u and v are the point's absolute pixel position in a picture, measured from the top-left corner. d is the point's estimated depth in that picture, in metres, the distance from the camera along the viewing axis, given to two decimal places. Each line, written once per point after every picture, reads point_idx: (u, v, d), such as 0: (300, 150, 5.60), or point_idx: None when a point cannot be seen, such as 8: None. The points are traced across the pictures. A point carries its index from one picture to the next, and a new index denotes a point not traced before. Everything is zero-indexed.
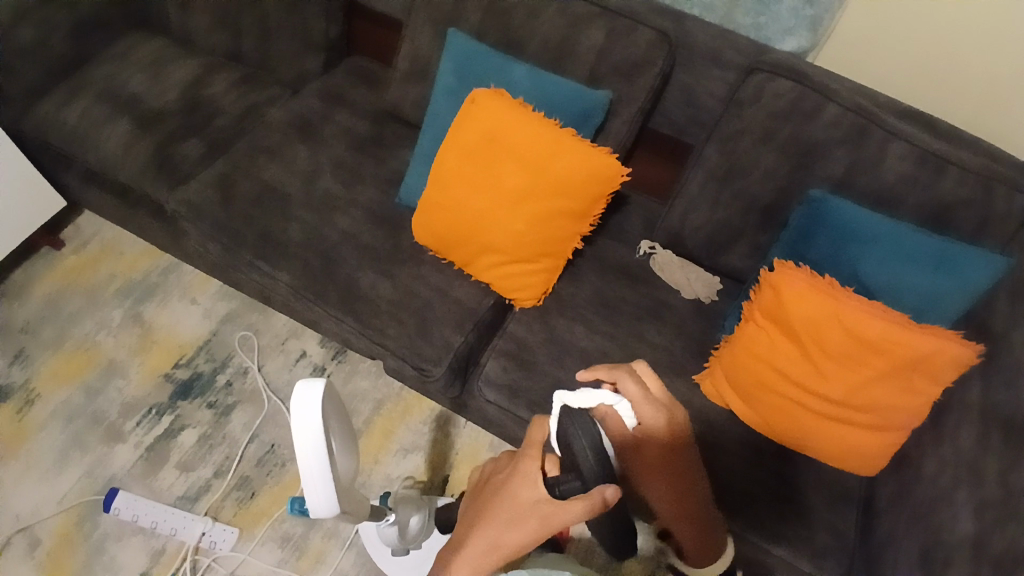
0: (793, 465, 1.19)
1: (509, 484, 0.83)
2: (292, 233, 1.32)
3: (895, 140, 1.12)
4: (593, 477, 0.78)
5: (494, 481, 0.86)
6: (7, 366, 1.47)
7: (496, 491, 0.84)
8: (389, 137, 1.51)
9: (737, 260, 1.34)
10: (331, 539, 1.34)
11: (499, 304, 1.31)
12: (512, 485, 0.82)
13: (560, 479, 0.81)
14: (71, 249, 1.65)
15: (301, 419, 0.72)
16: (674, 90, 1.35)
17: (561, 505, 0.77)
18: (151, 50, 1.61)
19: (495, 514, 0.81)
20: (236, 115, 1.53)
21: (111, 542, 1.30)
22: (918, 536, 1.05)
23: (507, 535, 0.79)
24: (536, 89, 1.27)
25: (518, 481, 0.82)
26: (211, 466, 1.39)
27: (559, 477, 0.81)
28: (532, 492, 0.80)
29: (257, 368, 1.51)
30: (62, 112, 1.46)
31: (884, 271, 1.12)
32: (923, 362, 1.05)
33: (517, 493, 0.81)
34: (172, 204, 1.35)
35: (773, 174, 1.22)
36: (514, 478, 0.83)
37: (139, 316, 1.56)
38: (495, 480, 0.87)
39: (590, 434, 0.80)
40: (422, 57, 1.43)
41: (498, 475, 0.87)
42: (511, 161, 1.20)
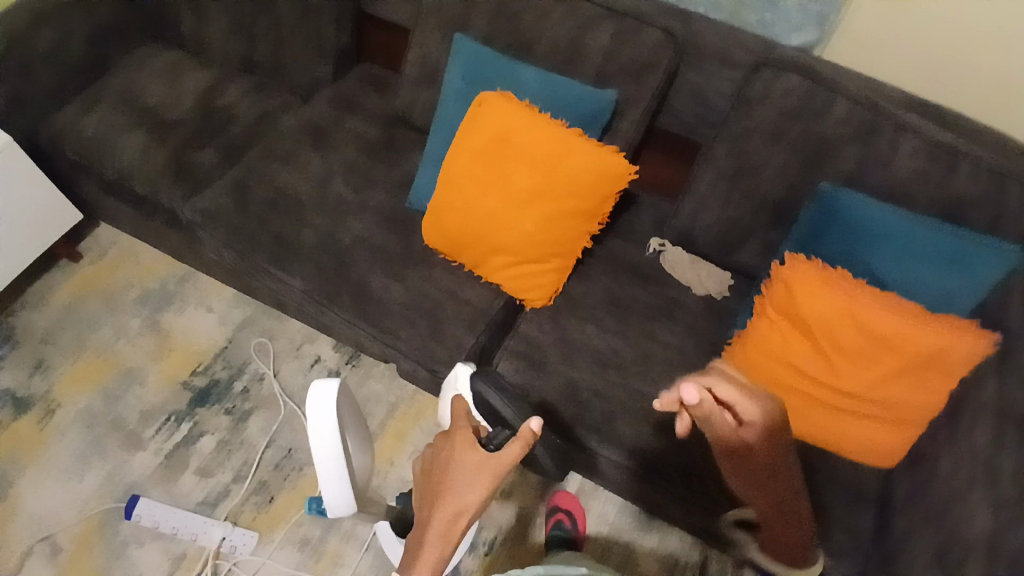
0: (808, 462, 1.18)
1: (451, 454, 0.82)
2: (305, 238, 1.34)
3: (906, 134, 1.12)
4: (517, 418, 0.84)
5: (432, 463, 0.85)
6: (29, 375, 1.49)
7: (443, 467, 0.82)
8: (399, 142, 1.52)
9: (748, 257, 1.34)
10: (347, 541, 1.35)
11: (510, 305, 1.32)
12: (453, 456, 0.82)
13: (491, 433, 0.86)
14: (90, 258, 1.67)
15: (317, 418, 0.74)
16: (682, 89, 1.35)
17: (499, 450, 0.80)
18: (166, 61, 1.64)
19: (449, 486, 0.79)
20: (249, 123, 1.55)
21: (133, 547, 1.32)
22: (935, 533, 1.04)
23: (467, 498, 0.78)
24: (543, 90, 1.28)
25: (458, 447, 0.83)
26: (229, 472, 1.41)
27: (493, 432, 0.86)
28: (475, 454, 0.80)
29: (273, 374, 1.53)
30: (80, 123, 1.49)
31: (897, 265, 1.12)
32: (937, 356, 1.05)
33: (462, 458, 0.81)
34: (188, 213, 1.38)
35: (783, 169, 1.22)
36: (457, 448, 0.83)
37: (157, 323, 1.58)
38: (432, 463, 0.85)
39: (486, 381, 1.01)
40: (431, 63, 1.45)
41: (430, 459, 0.86)
42: (520, 164, 1.21)
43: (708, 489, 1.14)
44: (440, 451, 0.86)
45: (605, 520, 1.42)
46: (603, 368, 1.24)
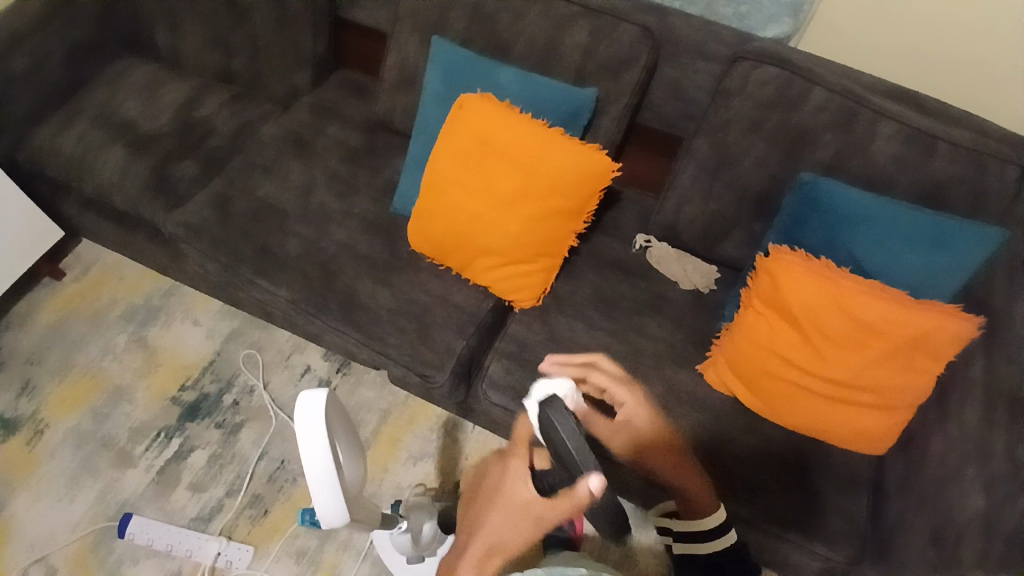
0: (800, 450, 1.19)
1: (501, 486, 0.86)
2: (289, 248, 1.33)
3: (883, 121, 1.13)
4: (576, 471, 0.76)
5: (487, 489, 0.89)
6: (15, 398, 1.47)
7: (493, 496, 0.87)
8: (381, 147, 1.51)
9: (733, 249, 1.35)
10: (345, 550, 1.34)
11: (498, 307, 1.32)
12: (505, 487, 0.85)
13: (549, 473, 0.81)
14: (72, 277, 1.65)
15: (307, 430, 0.73)
16: (661, 85, 1.36)
17: (548, 503, 0.80)
18: (141, 75, 1.63)
19: (490, 521, 0.84)
20: (229, 135, 1.54)
21: (127, 567, 1.30)
22: (928, 515, 1.05)
23: (508, 535, 0.82)
24: (523, 91, 1.28)
25: (509, 479, 0.85)
26: (222, 486, 1.40)
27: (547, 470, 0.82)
28: (523, 492, 0.83)
29: (263, 386, 1.52)
30: (57, 141, 1.47)
31: (879, 251, 1.13)
32: (923, 340, 1.06)
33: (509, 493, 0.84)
34: (170, 227, 1.36)
35: (764, 161, 1.22)
36: (508, 481, 0.86)
37: (143, 339, 1.57)
38: (488, 484, 0.90)
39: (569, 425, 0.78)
40: (410, 68, 1.44)
41: (490, 477, 0.91)
42: (503, 165, 1.21)
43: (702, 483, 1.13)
44: (495, 472, 0.90)
45: None
46: None
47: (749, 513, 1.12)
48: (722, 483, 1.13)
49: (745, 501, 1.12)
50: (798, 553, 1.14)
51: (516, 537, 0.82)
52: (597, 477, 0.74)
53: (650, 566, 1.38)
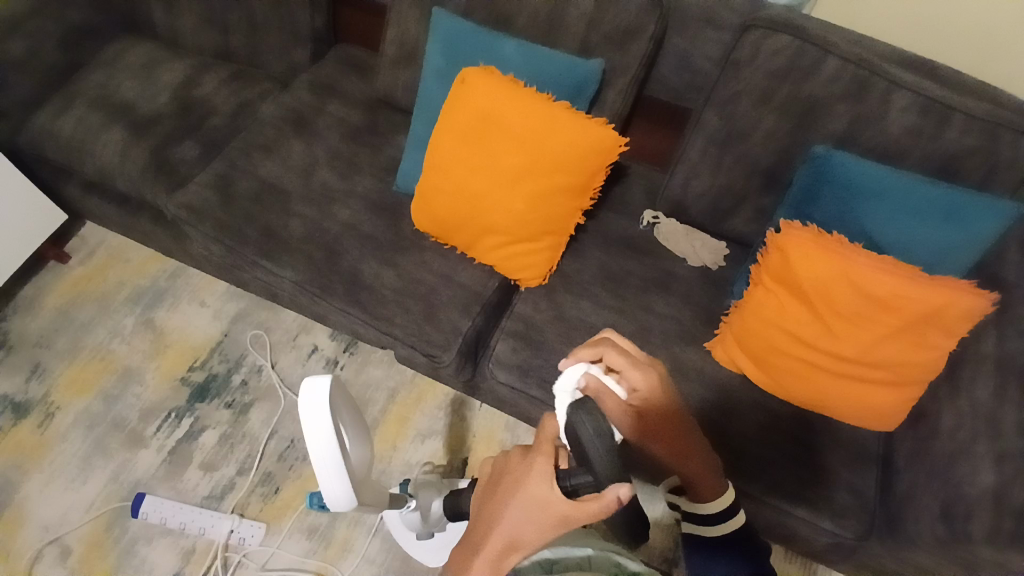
0: (809, 426, 1.18)
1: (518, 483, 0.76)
2: (293, 229, 1.32)
3: (898, 91, 1.09)
4: (606, 474, 0.69)
5: (501, 483, 0.78)
6: (25, 381, 1.49)
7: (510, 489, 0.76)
8: (383, 124, 1.49)
9: (742, 224, 1.33)
10: (356, 527, 1.35)
11: (504, 286, 1.31)
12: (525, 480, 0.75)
13: (572, 472, 0.72)
14: (79, 260, 1.66)
15: (310, 416, 0.73)
16: (669, 55, 1.32)
17: (576, 504, 0.71)
18: (139, 54, 1.60)
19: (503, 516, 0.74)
20: (229, 114, 1.52)
21: (142, 545, 1.32)
22: (938, 491, 1.05)
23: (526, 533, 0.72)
24: (527, 64, 1.25)
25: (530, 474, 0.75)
26: (233, 464, 1.41)
27: (570, 469, 0.73)
28: (546, 490, 0.73)
29: (271, 365, 1.53)
30: (56, 123, 1.46)
31: (892, 226, 1.10)
32: (936, 316, 1.04)
33: (532, 489, 0.74)
34: (172, 209, 1.35)
35: (774, 134, 1.19)
36: (531, 478, 0.75)
37: (151, 321, 1.57)
38: (505, 474, 0.79)
39: (597, 422, 0.72)
40: (410, 42, 1.41)
41: (505, 469, 0.80)
42: (507, 141, 1.19)
43: None
44: (511, 464, 0.79)
45: None
46: None
47: (757, 490, 1.12)
48: (730, 460, 1.13)
49: (754, 478, 1.12)
50: (806, 528, 1.14)
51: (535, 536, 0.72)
52: (627, 486, 0.68)
53: (658, 540, 1.40)
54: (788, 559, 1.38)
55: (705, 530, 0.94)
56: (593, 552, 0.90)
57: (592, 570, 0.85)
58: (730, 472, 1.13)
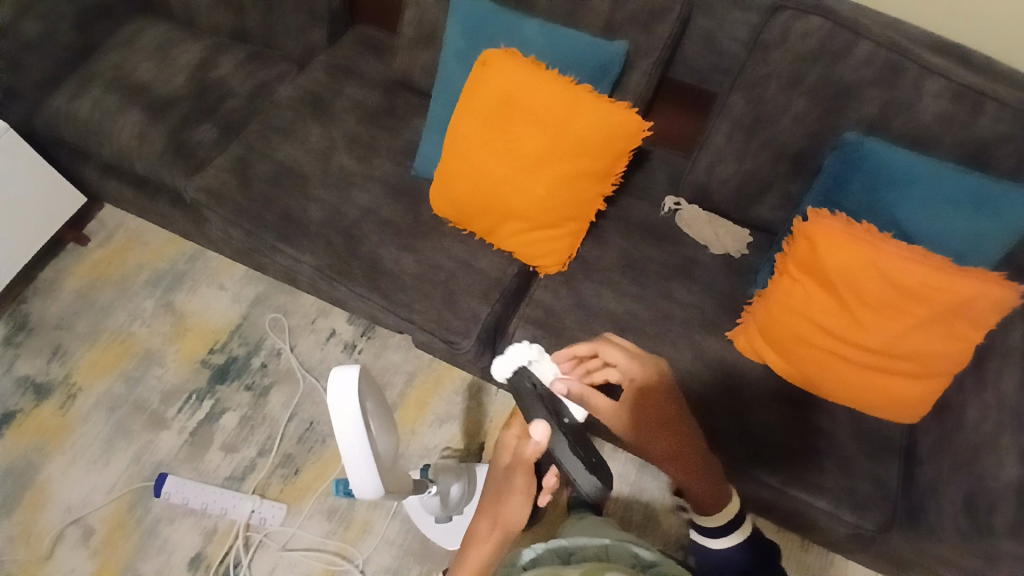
0: (831, 418, 1.17)
1: (499, 504, 0.99)
2: (312, 213, 1.32)
3: (931, 76, 1.06)
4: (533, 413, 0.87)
5: (486, 492, 1.03)
6: (47, 363, 1.51)
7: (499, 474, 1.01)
8: (401, 107, 1.47)
9: (767, 211, 1.30)
10: (375, 509, 1.37)
11: (524, 272, 1.30)
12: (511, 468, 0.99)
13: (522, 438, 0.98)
14: (98, 242, 1.66)
15: (338, 407, 0.73)
16: (694, 36, 1.29)
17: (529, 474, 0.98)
18: (155, 34, 1.59)
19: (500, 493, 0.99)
20: (246, 96, 1.51)
21: (164, 525, 1.35)
22: (960, 483, 1.03)
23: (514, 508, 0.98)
24: (549, 46, 1.23)
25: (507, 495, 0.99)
26: (254, 446, 1.43)
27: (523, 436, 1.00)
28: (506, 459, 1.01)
29: (290, 349, 1.53)
30: (73, 105, 1.45)
31: (924, 215, 1.08)
32: (965, 308, 1.02)
33: (514, 502, 0.98)
34: (191, 192, 1.35)
35: (803, 119, 1.16)
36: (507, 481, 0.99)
37: (170, 304, 1.58)
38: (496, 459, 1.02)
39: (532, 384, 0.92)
40: (429, 22, 1.39)
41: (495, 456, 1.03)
42: (529, 124, 1.17)
43: (730, 451, 1.13)
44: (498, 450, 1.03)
45: (626, 480, 1.43)
46: (621, 332, 1.22)
47: (777, 480, 1.12)
48: (751, 450, 1.13)
49: (774, 469, 1.12)
50: (825, 518, 1.13)
51: (518, 510, 0.98)
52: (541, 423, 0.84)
53: (673, 526, 1.38)
54: (805, 547, 1.38)
55: (716, 542, 1.07)
56: (610, 542, 0.92)
57: (608, 560, 0.88)
58: (749, 462, 1.12)
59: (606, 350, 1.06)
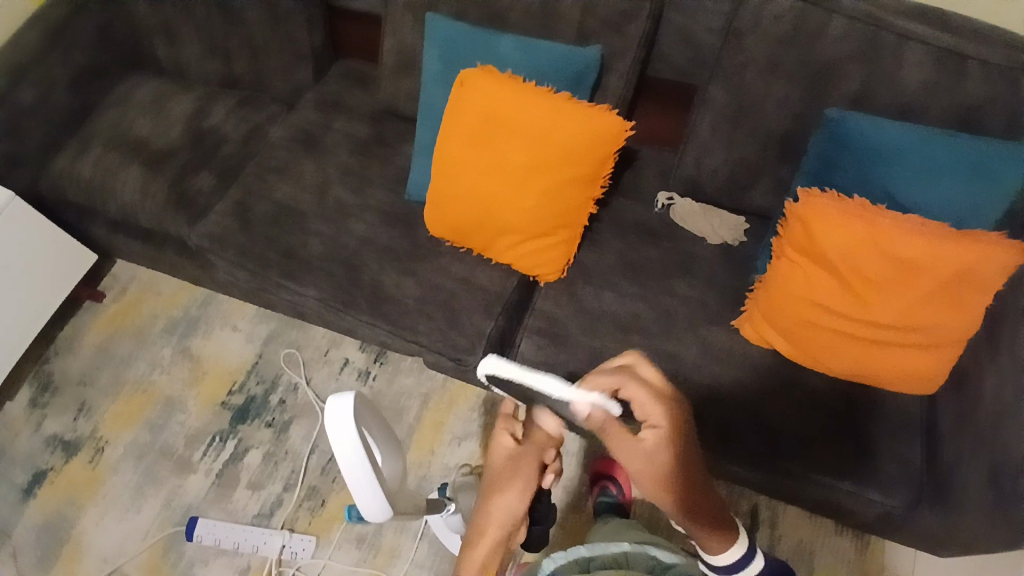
0: (847, 398, 1.15)
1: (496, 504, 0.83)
2: (312, 247, 1.34)
3: (909, 45, 1.05)
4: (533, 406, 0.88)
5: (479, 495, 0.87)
6: (73, 419, 1.55)
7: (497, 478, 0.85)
8: (390, 134, 1.50)
9: (761, 197, 1.29)
10: (402, 533, 1.38)
11: (524, 283, 1.31)
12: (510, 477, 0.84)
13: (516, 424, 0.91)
14: (112, 297, 1.71)
15: (337, 433, 0.74)
16: (669, 32, 1.29)
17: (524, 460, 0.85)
18: (149, 91, 1.65)
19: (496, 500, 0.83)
20: (240, 141, 1.55)
21: (198, 567, 1.37)
22: (986, 452, 1.01)
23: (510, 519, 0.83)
24: (525, 59, 1.24)
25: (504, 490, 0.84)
26: (279, 481, 1.45)
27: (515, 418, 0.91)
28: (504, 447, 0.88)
29: (306, 383, 1.56)
30: (76, 168, 1.51)
31: (917, 183, 1.06)
32: (968, 273, 1.00)
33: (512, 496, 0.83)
34: (195, 239, 1.39)
35: (785, 102, 1.16)
36: (506, 474, 0.85)
37: (187, 350, 1.62)
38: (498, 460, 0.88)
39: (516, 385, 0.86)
40: (408, 50, 1.42)
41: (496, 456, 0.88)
42: (511, 138, 1.18)
43: (747, 443, 1.12)
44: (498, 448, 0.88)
45: None
46: (626, 333, 1.22)
47: (798, 466, 1.10)
48: (769, 440, 1.12)
49: (793, 455, 1.11)
50: (852, 501, 1.11)
51: (517, 508, 0.83)
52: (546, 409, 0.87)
53: None
54: (839, 532, 1.35)
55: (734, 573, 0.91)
56: (628, 547, 0.91)
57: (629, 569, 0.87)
58: (768, 451, 1.11)
59: (629, 387, 0.79)
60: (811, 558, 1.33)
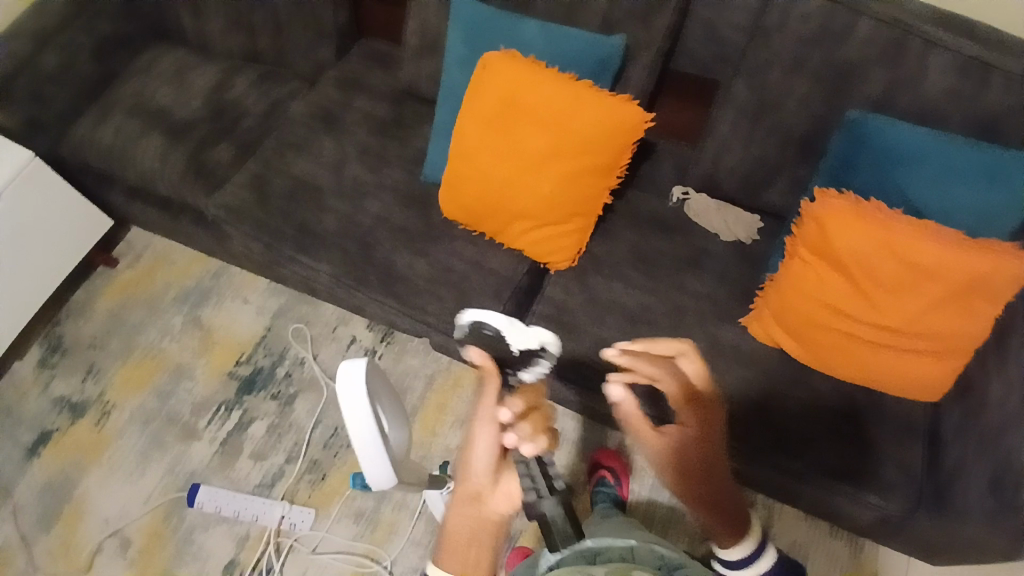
0: (850, 401, 1.15)
1: (467, 459, 0.70)
2: (327, 222, 1.35)
3: (934, 51, 1.05)
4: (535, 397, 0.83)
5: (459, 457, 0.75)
6: (82, 381, 1.57)
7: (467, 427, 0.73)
8: (409, 116, 1.50)
9: (776, 197, 1.29)
10: (401, 510, 1.39)
11: (535, 269, 1.31)
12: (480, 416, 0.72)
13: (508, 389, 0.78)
14: (126, 263, 1.73)
15: (347, 402, 0.75)
16: (694, 26, 1.29)
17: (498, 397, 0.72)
18: (172, 61, 1.66)
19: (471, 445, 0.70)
20: (260, 115, 1.56)
21: (198, 533, 1.39)
22: (988, 460, 1.01)
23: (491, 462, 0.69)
24: (549, 45, 1.25)
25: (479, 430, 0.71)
26: (282, 453, 1.46)
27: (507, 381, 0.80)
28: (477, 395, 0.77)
29: (313, 358, 1.57)
30: (97, 133, 1.52)
31: (934, 189, 1.06)
32: (980, 282, 1.00)
33: (481, 436, 0.70)
34: (212, 209, 1.40)
35: (807, 102, 1.16)
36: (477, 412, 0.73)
37: (197, 319, 1.63)
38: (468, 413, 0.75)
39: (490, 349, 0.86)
40: (432, 32, 1.42)
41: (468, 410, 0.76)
42: (530, 124, 1.18)
43: (751, 439, 1.12)
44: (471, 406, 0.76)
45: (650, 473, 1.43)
46: (634, 325, 1.23)
47: (799, 465, 1.11)
48: (770, 437, 1.12)
49: (796, 453, 1.11)
50: (851, 505, 1.12)
51: (489, 449, 0.69)
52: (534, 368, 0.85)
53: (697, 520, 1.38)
54: (834, 533, 1.36)
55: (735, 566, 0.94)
56: (634, 544, 0.95)
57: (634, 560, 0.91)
58: (770, 449, 1.11)
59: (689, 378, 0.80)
60: (806, 559, 1.33)
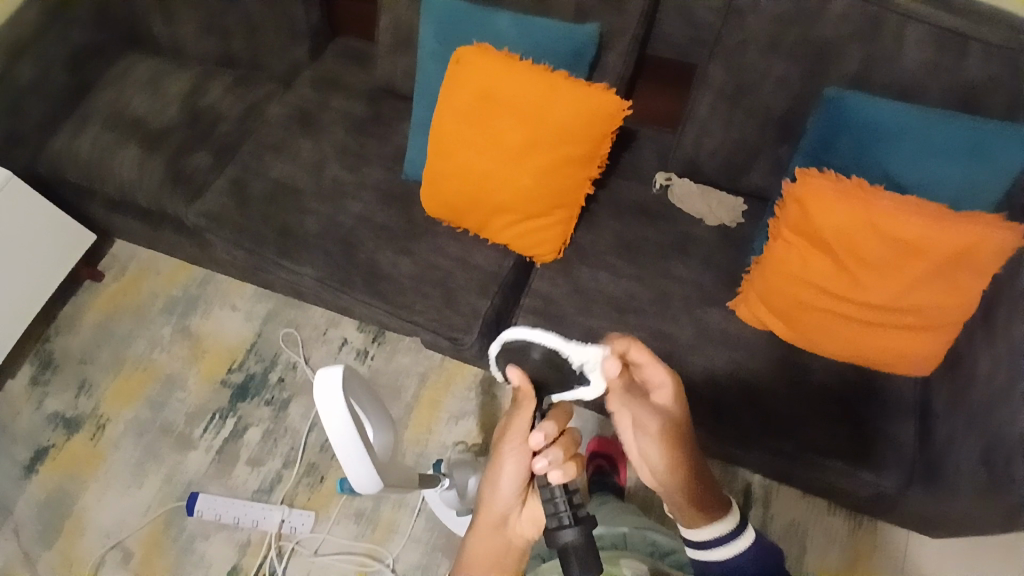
0: (840, 380, 1.16)
1: (496, 480, 0.80)
2: (309, 225, 1.34)
3: (909, 25, 1.04)
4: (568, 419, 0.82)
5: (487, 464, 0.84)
6: (74, 397, 1.56)
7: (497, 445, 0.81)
8: (387, 113, 1.49)
9: (759, 177, 1.29)
10: (400, 509, 1.40)
11: (520, 263, 1.31)
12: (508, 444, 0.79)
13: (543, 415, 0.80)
14: (113, 276, 1.72)
15: (326, 407, 0.75)
16: (669, 10, 1.28)
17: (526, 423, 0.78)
18: (146, 69, 1.64)
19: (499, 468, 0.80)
20: (237, 119, 1.55)
21: (200, 541, 1.40)
22: (978, 433, 1.01)
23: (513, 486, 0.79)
24: (522, 36, 1.23)
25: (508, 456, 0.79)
26: (279, 458, 1.47)
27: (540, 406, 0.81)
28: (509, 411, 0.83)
29: (305, 361, 1.57)
30: (73, 146, 1.50)
31: (915, 164, 1.06)
32: (965, 255, 0.99)
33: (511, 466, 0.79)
34: (193, 218, 1.39)
35: (784, 82, 1.15)
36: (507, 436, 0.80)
37: (187, 329, 1.63)
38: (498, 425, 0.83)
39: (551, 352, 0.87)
40: (405, 27, 1.41)
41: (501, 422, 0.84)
42: (507, 117, 1.17)
43: (741, 422, 1.12)
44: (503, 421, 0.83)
45: None
46: (621, 313, 1.23)
47: (790, 446, 1.11)
48: (761, 419, 1.12)
49: (787, 434, 1.11)
50: (845, 482, 1.12)
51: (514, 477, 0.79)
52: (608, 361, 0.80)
53: None
54: (832, 511, 1.36)
55: (712, 552, 0.84)
56: (626, 531, 0.99)
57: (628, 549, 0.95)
58: (761, 432, 1.12)
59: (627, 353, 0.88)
60: (804, 537, 1.34)
